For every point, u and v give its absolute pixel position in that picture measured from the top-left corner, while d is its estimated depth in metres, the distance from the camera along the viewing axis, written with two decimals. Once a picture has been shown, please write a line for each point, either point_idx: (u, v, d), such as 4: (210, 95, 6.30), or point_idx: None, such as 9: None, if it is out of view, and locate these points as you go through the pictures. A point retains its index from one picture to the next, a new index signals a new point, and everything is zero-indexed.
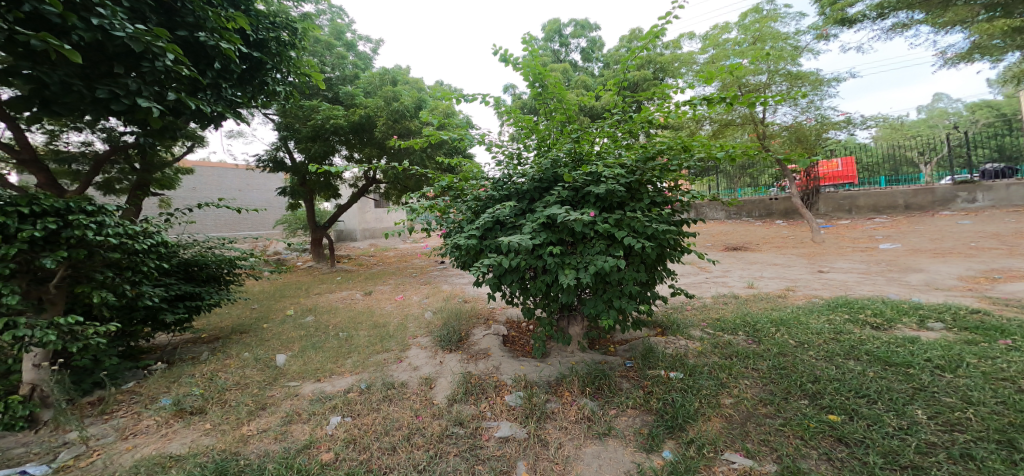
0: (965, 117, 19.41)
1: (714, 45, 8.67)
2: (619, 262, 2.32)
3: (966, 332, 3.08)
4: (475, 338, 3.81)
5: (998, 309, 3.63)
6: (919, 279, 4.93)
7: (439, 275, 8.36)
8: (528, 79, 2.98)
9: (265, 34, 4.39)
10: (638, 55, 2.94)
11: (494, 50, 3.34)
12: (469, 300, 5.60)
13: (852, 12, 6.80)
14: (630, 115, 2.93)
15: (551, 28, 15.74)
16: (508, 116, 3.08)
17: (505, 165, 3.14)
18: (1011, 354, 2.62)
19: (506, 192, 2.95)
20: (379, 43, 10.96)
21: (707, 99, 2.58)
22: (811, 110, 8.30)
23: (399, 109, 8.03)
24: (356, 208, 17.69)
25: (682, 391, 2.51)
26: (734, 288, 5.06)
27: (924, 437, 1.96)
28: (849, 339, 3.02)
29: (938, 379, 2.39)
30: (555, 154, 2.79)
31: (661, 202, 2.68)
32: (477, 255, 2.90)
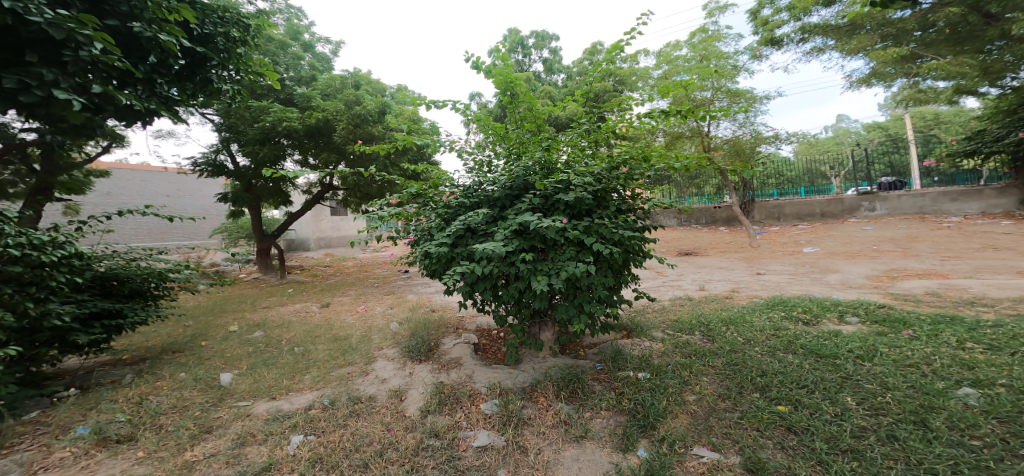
0: (863, 136, 22.23)
1: (667, 61, 9.33)
2: (590, 268, 2.41)
3: (877, 325, 3.50)
4: (446, 347, 3.74)
5: (899, 303, 4.18)
6: (837, 279, 5.55)
7: (402, 284, 8.11)
8: (498, 86, 3.01)
9: (211, 28, 4.11)
10: (603, 68, 3.08)
11: (465, 56, 3.35)
12: (436, 309, 5.48)
13: (779, 34, 7.59)
14: (596, 126, 3.05)
15: (513, 38, 15.95)
16: (478, 123, 3.09)
17: (475, 172, 3.15)
18: (913, 343, 3.02)
19: (475, 200, 2.96)
20: (340, 46, 10.49)
21: (664, 112, 2.75)
22: (746, 125, 9.12)
23: (359, 113, 7.75)
24: (309, 215, 16.56)
25: (651, 391, 2.62)
26: (689, 291, 5.41)
27: (856, 422, 2.19)
28: (786, 334, 3.33)
29: (860, 367, 2.71)
30: (526, 162, 2.84)
31: (625, 210, 2.81)
32: (447, 264, 2.88)
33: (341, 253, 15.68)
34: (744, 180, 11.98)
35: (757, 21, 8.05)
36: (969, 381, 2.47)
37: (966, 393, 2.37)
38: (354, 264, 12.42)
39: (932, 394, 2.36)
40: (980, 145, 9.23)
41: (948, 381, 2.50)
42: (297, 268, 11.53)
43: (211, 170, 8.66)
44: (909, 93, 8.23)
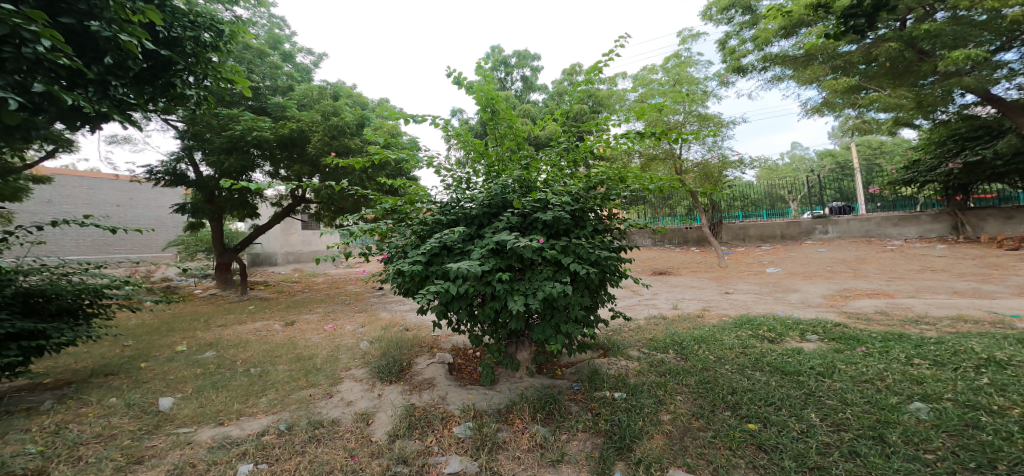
0: (815, 162, 23.86)
1: (643, 84, 9.78)
2: (566, 288, 2.46)
3: (834, 342, 3.67)
4: (419, 367, 3.66)
5: (853, 322, 4.42)
6: (797, 298, 5.82)
7: (376, 302, 7.87)
8: (479, 103, 3.05)
9: (179, 31, 3.99)
10: (582, 89, 3.19)
11: (447, 72, 3.39)
12: (411, 328, 5.34)
13: (744, 63, 8.14)
14: (575, 145, 3.13)
15: (497, 57, 16.21)
16: (458, 139, 3.11)
17: (453, 189, 3.17)
18: (867, 360, 3.19)
19: (453, 217, 2.97)
20: (322, 58, 10.27)
21: (639, 133, 2.87)
22: (715, 149, 9.56)
23: (338, 124, 7.56)
24: (279, 228, 16.00)
25: (627, 411, 2.63)
26: (663, 309, 5.52)
27: (821, 439, 2.27)
28: (753, 352, 3.44)
29: (821, 383, 2.83)
30: (504, 180, 2.89)
31: (602, 229, 2.87)
32: (422, 282, 2.88)
33: (311, 268, 15.07)
34: (714, 202, 12.47)
35: (725, 50, 8.59)
36: (919, 396, 2.61)
37: (918, 408, 2.50)
38: (324, 280, 11.94)
39: (887, 409, 2.48)
40: (916, 174, 10.08)
41: (900, 396, 2.64)
42: (261, 284, 10.98)
43: (169, 179, 8.25)
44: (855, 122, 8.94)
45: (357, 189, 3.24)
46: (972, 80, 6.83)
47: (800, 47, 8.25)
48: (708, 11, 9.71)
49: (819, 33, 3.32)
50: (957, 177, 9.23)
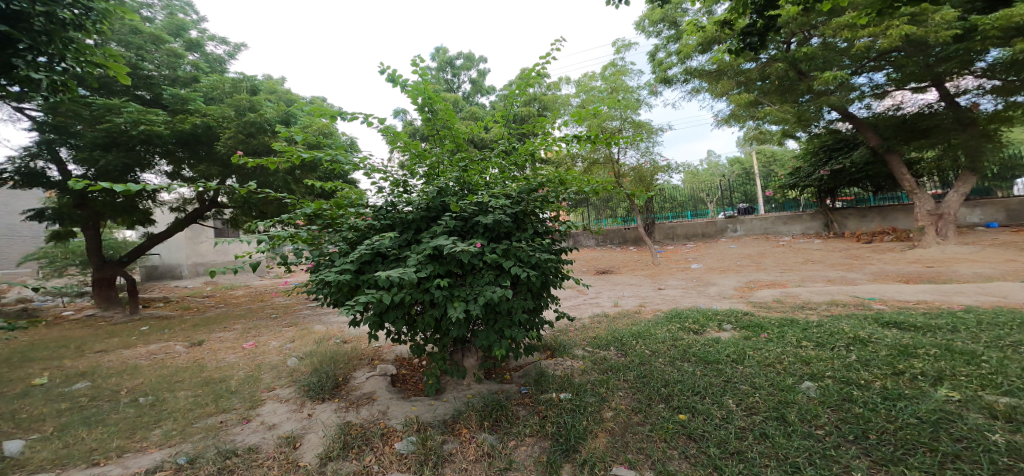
0: (727, 168, 26.59)
1: (584, 90, 10.17)
2: (507, 292, 2.45)
3: (745, 330, 4.08)
4: (356, 382, 3.46)
5: (761, 310, 4.97)
6: (715, 291, 6.42)
7: (308, 314, 7.26)
8: (417, 102, 2.98)
9: (24, 5, 3.35)
10: (522, 91, 3.21)
11: (379, 68, 3.26)
12: (348, 341, 5.02)
13: (671, 74, 8.90)
14: (515, 148, 3.15)
15: (442, 58, 15.87)
16: (394, 140, 2.99)
17: (389, 192, 3.04)
18: (770, 345, 3.59)
19: (389, 221, 2.85)
20: (238, 48, 9.26)
21: (577, 137, 2.96)
22: (647, 154, 10.20)
23: (252, 121, 6.88)
24: (182, 237, 14.08)
25: (572, 412, 2.68)
26: (606, 307, 5.76)
27: (737, 424, 2.48)
28: (682, 344, 3.70)
29: (736, 370, 3.12)
30: (442, 183, 2.83)
31: (543, 232, 2.91)
32: (353, 292, 2.72)
33: (225, 281, 13.49)
34: (646, 204, 13.30)
35: (654, 62, 9.26)
36: (808, 376, 2.99)
37: (808, 387, 2.85)
38: (242, 294, 10.77)
39: (785, 390, 2.80)
40: (798, 179, 11.64)
41: (795, 377, 2.99)
42: (158, 300, 9.61)
43: (24, 179, 6.90)
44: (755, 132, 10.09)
45: (265, 190, 2.97)
46: (838, 98, 8.03)
47: (714, 61, 9.13)
48: (642, 22, 10.40)
49: (725, 49, 3.70)
50: (825, 182, 10.88)
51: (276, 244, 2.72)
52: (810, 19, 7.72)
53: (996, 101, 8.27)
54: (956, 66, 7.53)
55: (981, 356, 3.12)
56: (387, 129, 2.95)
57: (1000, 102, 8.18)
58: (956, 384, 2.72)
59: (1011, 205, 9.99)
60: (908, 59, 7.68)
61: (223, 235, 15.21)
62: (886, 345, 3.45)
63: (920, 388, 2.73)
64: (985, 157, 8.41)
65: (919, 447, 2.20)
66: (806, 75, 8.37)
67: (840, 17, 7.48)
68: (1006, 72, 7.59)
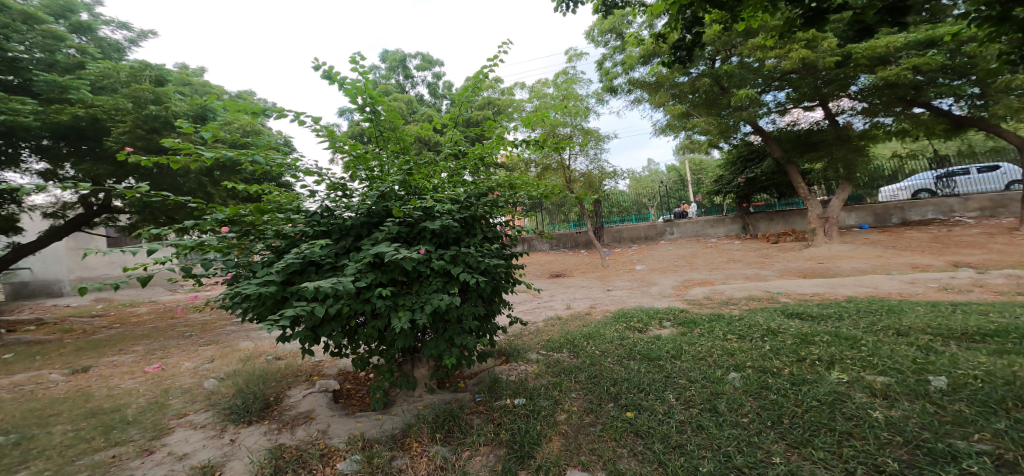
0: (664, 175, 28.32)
1: (538, 96, 10.34)
2: (455, 299, 2.39)
3: (683, 326, 4.33)
4: (290, 402, 3.22)
5: (698, 307, 5.29)
6: (657, 290, 6.77)
7: (238, 330, 6.62)
8: (358, 101, 2.83)
9: None
10: (473, 94, 3.17)
11: (314, 64, 3.07)
12: (282, 357, 4.65)
13: (617, 83, 9.30)
14: (465, 151, 3.11)
15: (396, 57, 15.28)
16: (333, 140, 2.82)
17: (326, 196, 2.85)
18: (703, 339, 3.84)
19: (324, 227, 2.68)
20: (142, 35, 8.29)
21: (527, 142, 2.99)
22: (596, 161, 10.54)
23: (151, 114, 6.19)
24: (62, 247, 12.41)
25: (526, 417, 2.66)
26: (558, 310, 5.85)
27: (678, 417, 2.59)
28: (629, 342, 3.84)
29: (675, 365, 3.29)
30: (384, 187, 2.72)
31: (493, 237, 2.88)
32: (279, 304, 2.50)
33: (134, 297, 11.91)
34: (596, 209, 13.73)
35: (603, 72, 9.62)
36: (733, 367, 3.22)
37: (733, 377, 3.06)
38: (145, 311, 9.53)
39: (715, 382, 2.98)
40: (722, 186, 12.63)
41: (722, 369, 3.21)
42: (29, 323, 8.17)
43: None
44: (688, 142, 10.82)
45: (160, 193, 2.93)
46: (751, 113, 8.85)
47: (653, 73, 9.65)
48: (593, 32, 10.75)
49: (660, 61, 3.93)
50: (742, 189, 11.97)
51: (180, 255, 2.41)
52: (730, 39, 8.45)
53: (865, 122, 9.55)
54: (837, 88, 8.55)
55: (861, 340, 3.56)
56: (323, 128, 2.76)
57: (868, 123, 9.47)
58: (844, 367, 3.07)
59: (876, 210, 11.60)
60: (801, 81, 8.65)
61: (118, 244, 13.37)
62: (790, 334, 3.82)
63: (817, 372, 3.04)
64: (857, 169, 9.67)
65: (821, 427, 2.42)
66: (727, 91, 9.13)
67: (754, 39, 8.24)
68: (872, 97, 8.81)
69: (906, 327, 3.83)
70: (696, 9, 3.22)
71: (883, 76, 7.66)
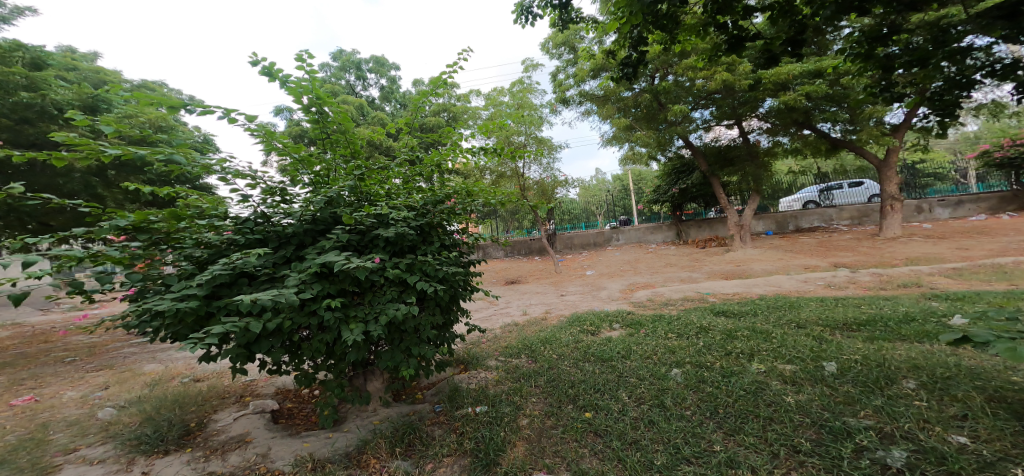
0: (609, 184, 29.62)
1: (493, 104, 10.41)
2: (412, 309, 2.34)
3: (631, 327, 4.54)
4: (219, 427, 2.97)
5: (645, 309, 5.56)
6: (606, 294, 7.03)
7: (161, 351, 5.98)
8: (303, 102, 2.69)
9: None
10: (431, 99, 3.15)
11: (252, 59, 2.87)
12: (201, 379, 4.26)
13: (569, 95, 9.61)
14: (420, 157, 3.07)
15: (348, 59, 14.80)
16: (274, 142, 2.67)
17: (263, 202, 2.68)
18: (648, 339, 4.05)
19: (260, 235, 2.53)
20: (18, 12, 7.30)
21: (484, 149, 3.02)
22: (549, 170, 10.79)
23: (24, 103, 5.66)
24: None
25: (489, 424, 2.66)
26: (515, 316, 5.87)
27: (631, 414, 2.70)
28: (585, 345, 3.95)
29: (627, 364, 3.44)
30: (332, 193, 2.61)
31: (450, 245, 2.86)
32: (201, 322, 2.29)
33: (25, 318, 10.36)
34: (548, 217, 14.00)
35: (557, 83, 9.88)
36: (675, 363, 3.41)
37: (675, 373, 3.25)
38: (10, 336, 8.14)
39: (660, 379, 3.15)
40: (660, 195, 13.40)
41: (666, 366, 3.39)
42: None
43: None
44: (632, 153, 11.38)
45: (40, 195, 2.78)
46: (684, 128, 9.55)
47: (601, 87, 10.07)
48: (547, 44, 11.02)
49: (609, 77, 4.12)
50: (676, 198, 12.83)
51: (66, 268, 2.12)
52: (667, 58, 9.05)
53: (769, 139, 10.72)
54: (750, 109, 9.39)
55: (771, 333, 3.95)
56: (259, 127, 2.57)
57: (771, 141, 10.67)
58: (761, 358, 3.38)
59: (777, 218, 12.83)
60: (723, 100, 9.43)
61: None
62: (719, 330, 4.14)
63: (741, 364, 3.32)
64: (763, 182, 10.68)
65: (749, 414, 2.62)
66: (665, 106, 9.76)
67: (687, 60, 8.89)
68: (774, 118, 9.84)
69: (805, 320, 4.30)
70: (641, 30, 3.48)
71: (784, 101, 8.54)
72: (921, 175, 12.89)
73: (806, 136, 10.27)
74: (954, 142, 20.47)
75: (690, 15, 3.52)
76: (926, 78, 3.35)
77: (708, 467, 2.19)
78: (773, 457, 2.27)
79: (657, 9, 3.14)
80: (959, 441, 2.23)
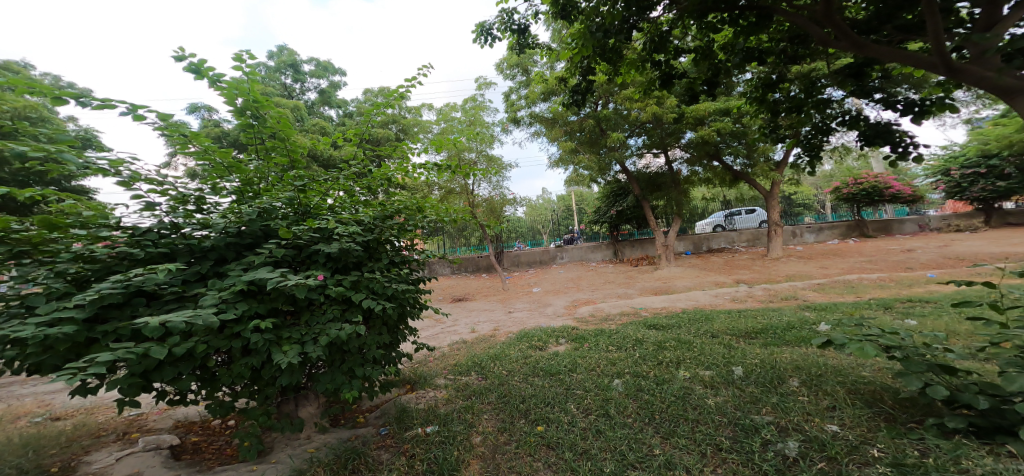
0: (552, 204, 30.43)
1: (445, 119, 10.39)
2: (357, 329, 2.24)
3: (577, 341, 4.64)
4: (96, 469, 2.60)
5: (589, 324, 5.70)
6: (552, 310, 7.13)
7: (46, 383, 5.13)
8: (236, 105, 2.53)
9: None
10: (383, 113, 3.12)
11: (177, 54, 2.67)
12: (61, 418, 3.76)
13: (520, 115, 9.86)
14: (369, 171, 3.00)
15: (284, 58, 14.09)
16: (197, 145, 2.46)
17: (171, 211, 2.43)
18: (591, 352, 4.17)
19: (164, 249, 2.30)
20: None
21: (437, 166, 3.04)
22: (498, 187, 10.89)
23: None
24: None
25: (441, 444, 2.58)
26: (463, 334, 5.76)
27: (580, 425, 2.74)
28: (533, 360, 3.97)
29: (574, 377, 3.50)
30: (267, 204, 2.46)
31: (399, 261, 2.80)
32: (75, 349, 2.00)
33: None
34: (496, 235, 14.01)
35: (509, 104, 10.09)
36: (617, 374, 3.53)
37: (618, 383, 3.35)
38: None
39: (603, 389, 3.23)
40: (600, 216, 13.99)
41: (609, 377, 3.49)
42: None
43: None
44: (577, 175, 11.83)
45: None
46: (622, 154, 10.15)
47: (551, 110, 10.47)
48: (502, 65, 11.26)
49: (560, 101, 4.30)
50: (613, 220, 13.49)
51: None
52: (610, 88, 9.63)
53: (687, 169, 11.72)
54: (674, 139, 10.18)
55: (693, 343, 4.24)
56: (179, 129, 2.36)
57: (689, 171, 11.65)
58: (688, 365, 3.60)
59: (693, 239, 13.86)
60: (654, 130, 10.16)
61: None
62: (652, 342, 4.37)
63: (670, 372, 3.50)
64: (683, 206, 11.53)
65: (679, 418, 2.77)
66: (606, 133, 10.34)
67: (626, 91, 9.52)
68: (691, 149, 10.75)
69: (717, 330, 4.66)
70: (589, 61, 3.72)
71: (703, 135, 9.40)
72: (795, 205, 14.86)
73: (715, 167, 11.35)
74: (821, 180, 23.97)
75: (631, 50, 3.80)
76: (798, 123, 3.95)
77: (650, 471, 2.27)
78: (702, 456, 2.40)
79: (603, 42, 3.40)
80: (831, 429, 2.50)
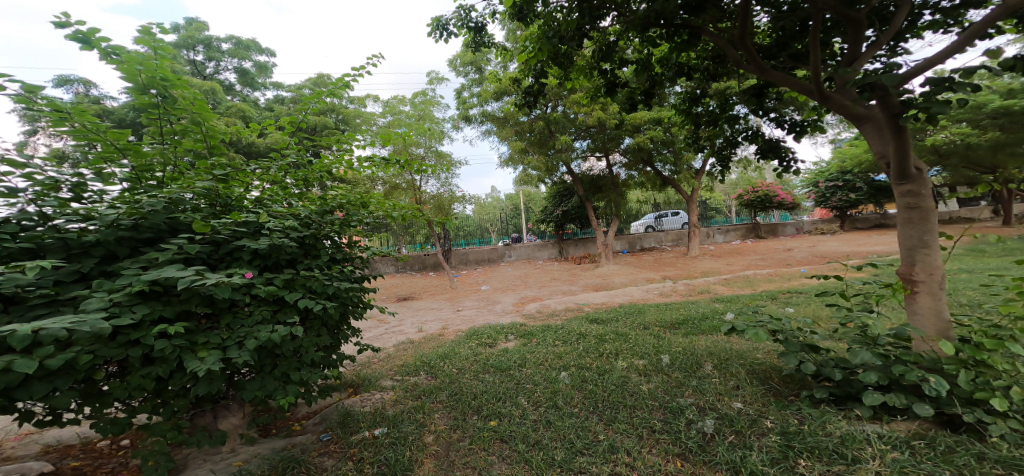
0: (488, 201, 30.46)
1: (392, 112, 9.97)
2: (292, 330, 2.11)
3: (526, 337, 4.73)
4: None
5: (536, 320, 5.83)
6: (500, 307, 7.18)
7: None
8: (138, 80, 2.21)
9: None
10: (323, 100, 2.93)
11: (56, 18, 2.26)
12: None
13: (472, 112, 9.77)
14: (306, 163, 2.80)
15: (192, 32, 12.47)
16: (79, 123, 2.10)
17: (37, 199, 2.04)
18: (540, 347, 4.29)
19: (30, 244, 1.93)
20: None
21: (383, 160, 2.94)
22: (446, 185, 10.69)
23: None
24: None
25: (391, 445, 2.51)
26: (410, 334, 5.58)
27: (532, 417, 2.81)
28: (484, 357, 3.98)
29: (524, 372, 3.57)
30: (177, 194, 2.18)
31: (340, 258, 2.66)
32: None
33: None
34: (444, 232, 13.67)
35: (460, 101, 9.95)
36: (562, 367, 3.66)
37: (564, 376, 3.48)
38: None
39: (550, 382, 3.34)
40: (546, 216, 14.30)
41: (556, 370, 3.61)
42: None
43: None
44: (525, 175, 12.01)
45: None
46: (568, 156, 10.50)
47: (502, 109, 10.54)
48: (454, 61, 11.09)
49: (513, 101, 4.34)
50: (559, 219, 13.88)
51: None
52: (555, 91, 9.90)
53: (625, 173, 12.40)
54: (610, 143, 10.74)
55: (629, 334, 4.54)
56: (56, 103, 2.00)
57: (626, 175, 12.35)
58: (627, 356, 3.86)
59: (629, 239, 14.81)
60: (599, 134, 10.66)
61: None
62: (595, 335, 4.60)
63: (610, 362, 3.72)
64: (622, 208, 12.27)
65: (620, 404, 2.96)
66: (555, 135, 10.65)
67: (575, 95, 9.84)
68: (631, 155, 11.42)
69: (652, 323, 5.02)
70: (543, 64, 3.81)
71: (639, 142, 10.09)
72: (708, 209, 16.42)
73: (648, 172, 12.16)
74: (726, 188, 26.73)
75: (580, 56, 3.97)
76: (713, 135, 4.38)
77: (597, 456, 2.40)
78: (639, 439, 2.59)
79: (556, 47, 3.53)
80: (736, 406, 2.82)
